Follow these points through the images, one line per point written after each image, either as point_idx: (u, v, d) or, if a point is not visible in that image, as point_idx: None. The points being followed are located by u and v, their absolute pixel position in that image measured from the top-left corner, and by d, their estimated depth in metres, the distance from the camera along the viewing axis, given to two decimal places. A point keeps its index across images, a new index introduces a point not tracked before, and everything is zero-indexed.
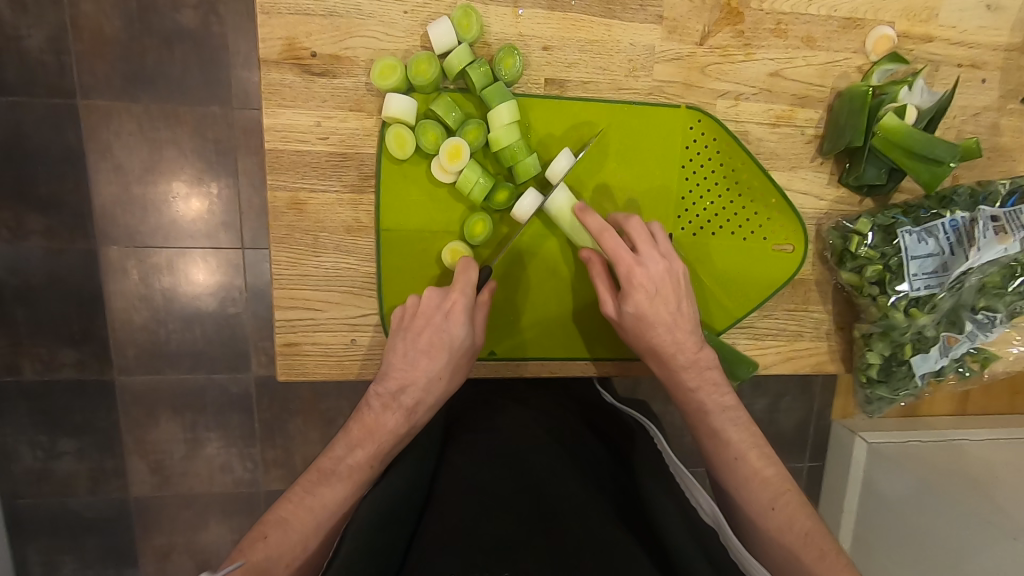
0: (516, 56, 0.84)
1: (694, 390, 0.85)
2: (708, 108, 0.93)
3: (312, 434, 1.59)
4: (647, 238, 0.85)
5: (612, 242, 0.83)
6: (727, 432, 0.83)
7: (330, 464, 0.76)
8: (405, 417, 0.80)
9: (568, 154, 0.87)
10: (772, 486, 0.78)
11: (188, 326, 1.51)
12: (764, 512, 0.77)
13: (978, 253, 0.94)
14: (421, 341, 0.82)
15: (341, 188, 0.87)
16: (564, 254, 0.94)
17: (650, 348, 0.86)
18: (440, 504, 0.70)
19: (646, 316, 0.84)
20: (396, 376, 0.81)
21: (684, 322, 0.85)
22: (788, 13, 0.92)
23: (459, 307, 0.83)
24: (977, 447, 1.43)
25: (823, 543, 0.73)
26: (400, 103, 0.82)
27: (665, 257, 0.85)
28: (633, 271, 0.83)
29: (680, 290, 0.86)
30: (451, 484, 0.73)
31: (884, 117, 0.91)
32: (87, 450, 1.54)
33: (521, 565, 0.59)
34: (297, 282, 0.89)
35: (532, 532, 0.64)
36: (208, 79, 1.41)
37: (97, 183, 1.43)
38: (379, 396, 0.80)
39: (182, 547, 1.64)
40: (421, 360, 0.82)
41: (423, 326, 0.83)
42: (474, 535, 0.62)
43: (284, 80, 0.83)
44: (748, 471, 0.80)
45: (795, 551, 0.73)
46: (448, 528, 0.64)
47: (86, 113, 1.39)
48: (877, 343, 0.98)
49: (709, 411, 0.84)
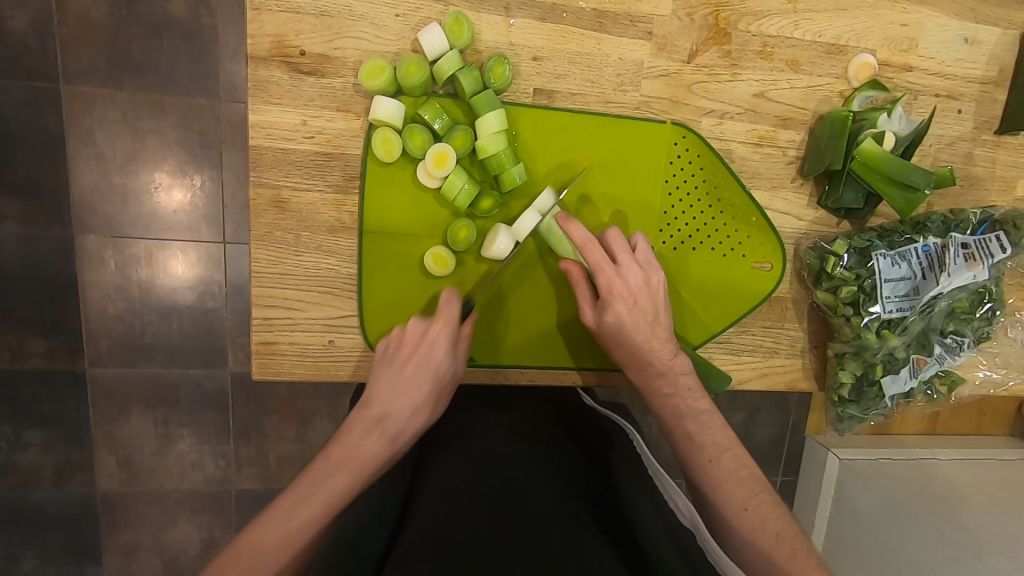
0: (506, 65, 0.85)
1: (670, 396, 0.86)
2: (693, 125, 0.94)
3: (287, 433, 1.57)
4: (628, 248, 0.86)
5: (596, 254, 0.84)
6: (704, 435, 0.84)
7: (309, 488, 0.70)
8: (388, 445, 0.77)
9: (549, 195, 0.89)
10: (747, 487, 0.80)
11: (164, 319, 1.49)
12: (738, 512, 0.79)
13: (948, 279, 0.96)
14: (404, 371, 0.81)
15: (325, 188, 0.87)
16: (547, 262, 0.94)
17: (628, 357, 0.87)
18: (421, 511, 0.70)
19: (625, 326, 0.85)
20: (379, 405, 0.79)
21: (661, 332, 0.86)
22: (774, 36, 0.94)
23: (443, 336, 0.84)
24: (947, 466, 1.48)
25: (794, 543, 0.75)
26: (387, 105, 0.82)
27: (645, 268, 0.86)
28: (613, 282, 0.84)
29: (659, 301, 0.87)
30: (433, 493, 0.74)
31: (862, 142, 0.93)
32: (53, 442, 1.51)
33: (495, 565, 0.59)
34: (277, 281, 0.88)
35: (508, 532, 0.64)
36: (196, 70, 1.39)
37: (76, 171, 1.40)
38: (362, 421, 0.77)
39: (148, 545, 1.60)
40: (405, 389, 0.80)
41: (409, 355, 0.83)
42: (456, 542, 0.62)
43: (271, 77, 0.82)
44: (722, 473, 0.82)
45: (769, 552, 0.75)
46: (425, 538, 0.63)
47: (68, 99, 1.37)
48: (848, 363, 1.00)
49: (685, 415, 0.86)
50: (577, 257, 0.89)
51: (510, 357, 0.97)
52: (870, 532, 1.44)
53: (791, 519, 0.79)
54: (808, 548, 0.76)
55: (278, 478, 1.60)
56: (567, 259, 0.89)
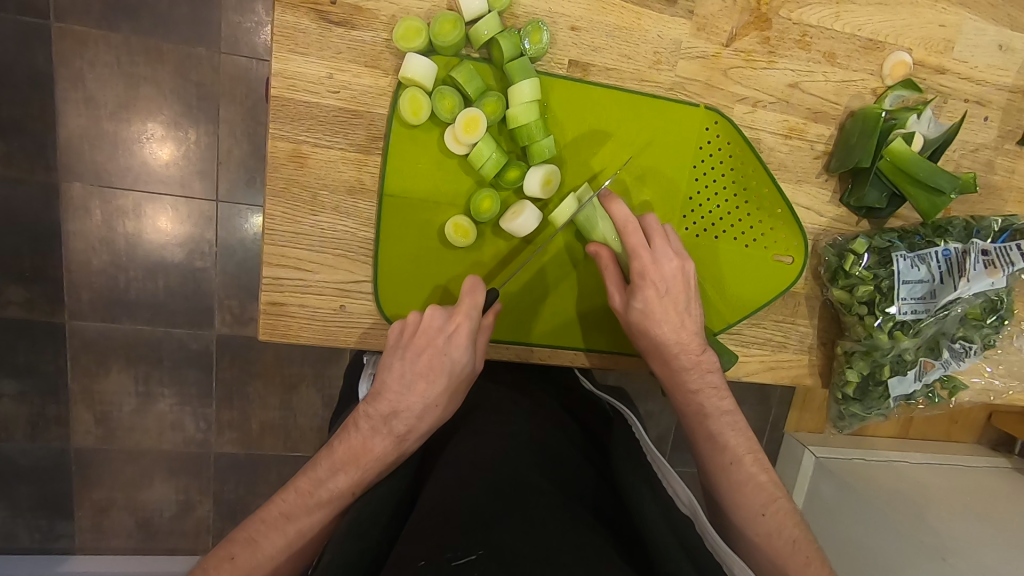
0: (543, 31, 0.82)
1: (694, 392, 0.85)
2: (726, 111, 0.92)
3: (273, 398, 1.54)
4: (663, 234, 0.84)
5: (633, 237, 0.82)
6: (725, 436, 0.83)
7: (310, 485, 0.71)
8: (394, 445, 0.75)
9: (574, 200, 0.87)
10: (765, 493, 0.80)
11: (150, 276, 1.44)
12: (755, 517, 0.79)
13: (967, 284, 0.96)
14: (419, 362, 0.77)
15: (346, 146, 0.83)
16: (574, 243, 0.93)
17: (653, 346, 0.85)
18: (424, 489, 0.71)
19: (654, 314, 0.84)
20: (389, 399, 0.76)
21: (690, 324, 0.85)
22: (814, 26, 0.92)
23: (463, 330, 0.79)
24: (910, 467, 1.56)
25: (809, 550, 0.77)
26: (420, 64, 0.79)
27: (679, 256, 0.85)
28: (647, 266, 0.83)
29: (690, 291, 0.86)
30: (441, 466, 0.75)
31: (892, 142, 0.93)
32: (28, 394, 1.46)
33: (495, 540, 0.60)
34: (290, 241, 0.85)
35: (507, 510, 0.65)
36: (196, 18, 1.33)
37: (64, 114, 1.34)
38: (369, 418, 0.75)
39: (122, 503, 1.57)
40: (418, 383, 0.77)
41: (424, 346, 0.78)
42: (457, 518, 0.63)
43: (298, 25, 0.78)
44: (741, 476, 0.82)
45: (783, 560, 0.76)
46: (433, 512, 0.64)
47: (59, 38, 1.30)
48: (857, 362, 1.00)
49: (708, 415, 0.85)
50: (610, 240, 0.88)
51: (526, 335, 0.95)
52: (846, 538, 1.45)
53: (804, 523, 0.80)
54: (821, 554, 0.77)
55: (260, 444, 1.57)
56: (600, 242, 0.88)
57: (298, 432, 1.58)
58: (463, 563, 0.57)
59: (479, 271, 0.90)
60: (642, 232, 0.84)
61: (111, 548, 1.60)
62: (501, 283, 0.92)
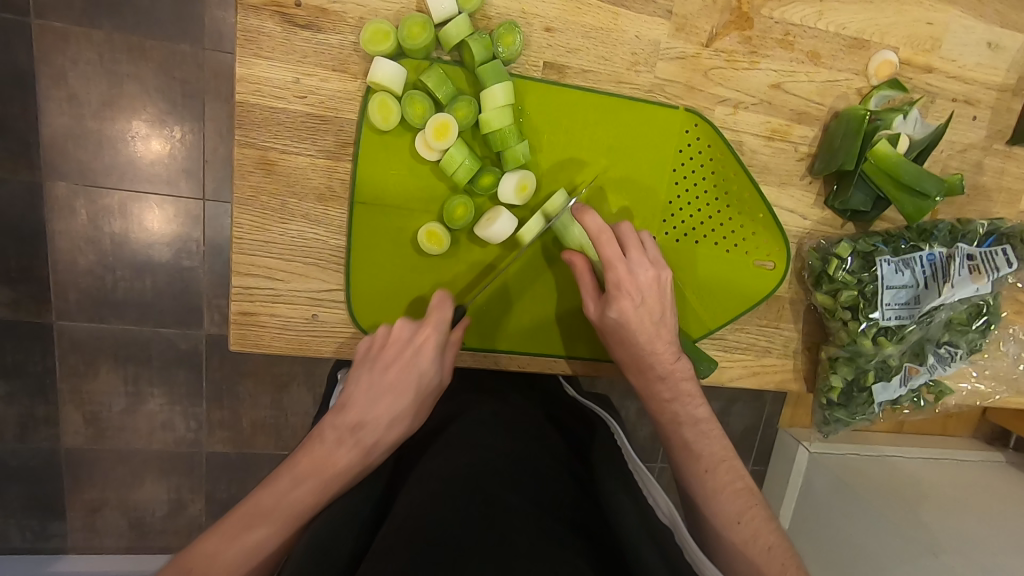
0: (517, 33, 0.80)
1: (668, 401, 0.85)
2: (707, 113, 0.90)
3: (261, 399, 1.53)
4: (639, 244, 0.83)
5: (607, 248, 0.80)
6: (700, 444, 0.83)
7: None
8: (361, 455, 0.73)
9: (540, 218, 0.87)
10: (741, 499, 0.79)
11: (138, 275, 1.42)
12: (730, 524, 0.77)
13: (951, 290, 0.95)
14: (387, 376, 0.78)
15: (315, 152, 0.81)
16: (551, 250, 0.91)
17: (630, 356, 0.84)
18: (396, 505, 0.70)
19: (629, 324, 0.82)
20: (356, 411, 0.74)
21: (666, 333, 0.84)
22: (797, 25, 0.89)
23: (430, 343, 0.81)
24: (904, 463, 1.54)
25: (785, 559, 0.74)
26: (388, 69, 0.76)
27: (655, 265, 0.83)
28: (622, 277, 0.81)
29: (665, 300, 0.84)
30: (415, 481, 0.74)
31: (877, 143, 0.91)
32: (16, 395, 1.45)
33: (465, 560, 0.58)
34: (259, 250, 0.83)
35: (478, 529, 0.63)
36: (180, 14, 1.31)
37: (47, 111, 1.31)
38: (335, 429, 0.73)
39: (114, 503, 1.56)
40: (385, 397, 0.77)
41: (391, 359, 0.80)
42: (427, 540, 0.61)
43: (263, 28, 0.76)
44: (717, 483, 0.80)
45: (760, 565, 0.73)
46: (403, 533, 0.63)
47: (39, 34, 1.27)
48: (841, 367, 0.98)
49: (682, 421, 0.84)
50: (585, 248, 0.86)
51: (504, 343, 0.93)
52: (837, 537, 1.44)
53: (782, 531, 0.78)
54: (798, 561, 0.75)
55: (250, 444, 1.56)
56: (574, 250, 0.86)
57: (288, 432, 1.57)
58: None
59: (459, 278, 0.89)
60: (617, 242, 0.82)
61: (103, 547, 1.60)
62: (482, 287, 0.91)
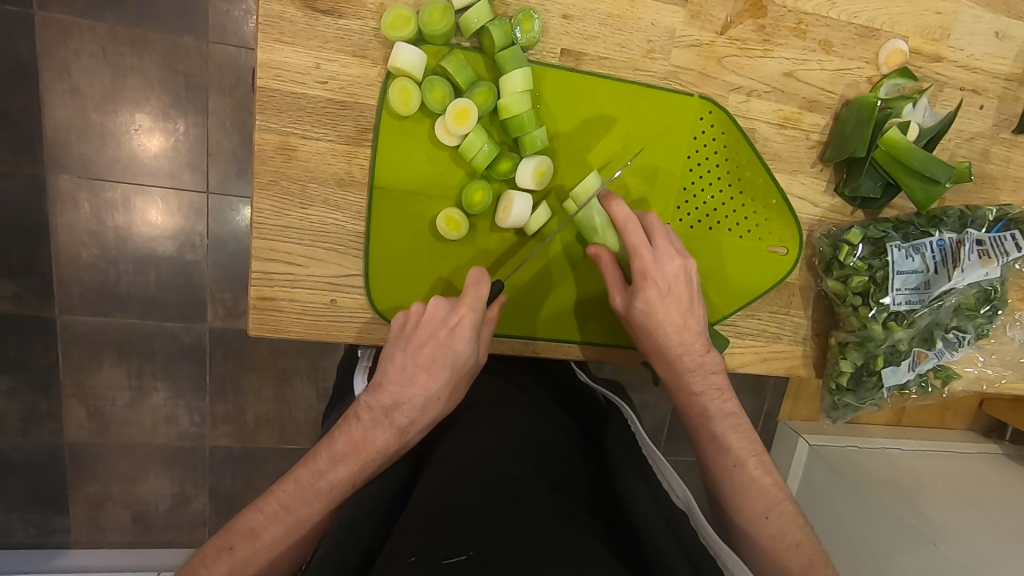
0: (535, 20, 0.80)
1: (698, 394, 0.85)
2: (721, 100, 0.91)
3: (266, 392, 1.53)
4: (664, 233, 0.84)
5: (634, 235, 0.82)
6: (727, 438, 0.83)
7: (309, 478, 0.71)
8: (396, 436, 0.75)
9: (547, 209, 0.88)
10: (769, 495, 0.80)
11: (140, 269, 1.42)
12: (759, 519, 0.79)
13: (961, 275, 0.97)
14: (421, 355, 0.78)
15: (335, 138, 0.82)
16: (572, 244, 0.92)
17: (655, 346, 0.85)
18: (417, 489, 0.70)
19: (656, 314, 0.83)
20: (390, 391, 0.76)
21: (693, 325, 0.85)
22: (809, 14, 0.90)
23: (466, 322, 0.80)
24: (905, 456, 1.56)
25: (813, 553, 0.77)
26: (410, 55, 0.77)
27: (681, 255, 0.84)
28: (648, 266, 0.82)
29: (693, 291, 0.85)
30: (432, 467, 0.74)
31: (888, 131, 0.92)
32: (18, 389, 1.45)
33: (485, 540, 0.59)
34: (280, 234, 0.83)
35: (499, 511, 0.63)
36: (183, 7, 1.31)
37: (49, 105, 1.31)
38: (370, 410, 0.75)
39: (117, 498, 1.56)
40: (419, 376, 0.78)
41: (425, 339, 0.79)
42: (448, 517, 0.62)
43: (284, 14, 0.76)
44: (745, 479, 0.81)
45: (785, 559, 0.77)
46: (423, 511, 0.64)
47: (43, 27, 1.27)
48: (852, 352, 1.00)
49: (712, 416, 0.84)
50: (608, 240, 0.88)
51: (522, 330, 0.94)
52: (841, 526, 1.46)
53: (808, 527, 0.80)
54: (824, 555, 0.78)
55: (255, 438, 1.56)
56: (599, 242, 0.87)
57: (292, 425, 1.57)
58: (454, 562, 0.55)
59: (479, 264, 0.89)
60: (642, 231, 0.84)
61: (106, 542, 1.60)
62: (504, 274, 0.92)
